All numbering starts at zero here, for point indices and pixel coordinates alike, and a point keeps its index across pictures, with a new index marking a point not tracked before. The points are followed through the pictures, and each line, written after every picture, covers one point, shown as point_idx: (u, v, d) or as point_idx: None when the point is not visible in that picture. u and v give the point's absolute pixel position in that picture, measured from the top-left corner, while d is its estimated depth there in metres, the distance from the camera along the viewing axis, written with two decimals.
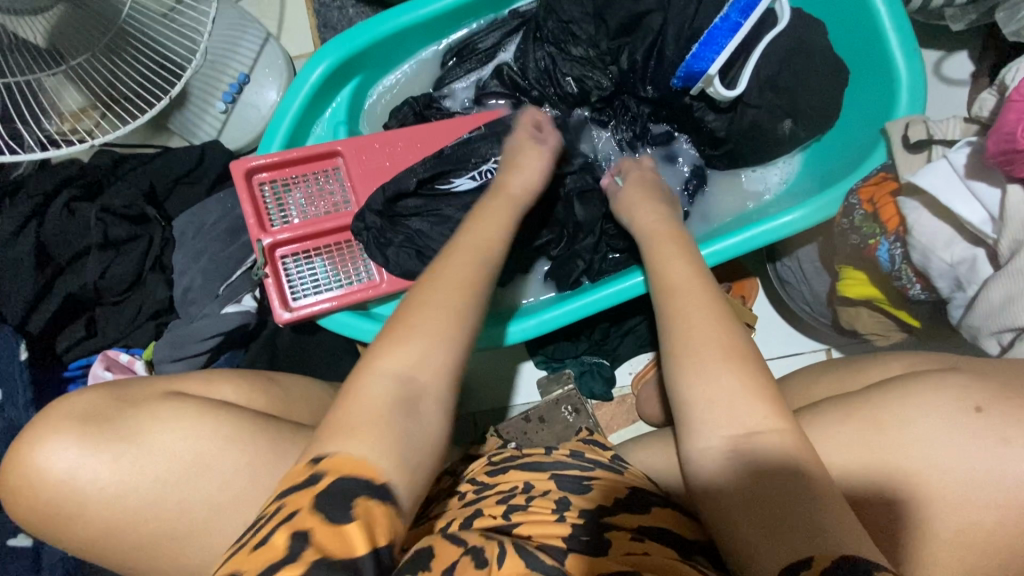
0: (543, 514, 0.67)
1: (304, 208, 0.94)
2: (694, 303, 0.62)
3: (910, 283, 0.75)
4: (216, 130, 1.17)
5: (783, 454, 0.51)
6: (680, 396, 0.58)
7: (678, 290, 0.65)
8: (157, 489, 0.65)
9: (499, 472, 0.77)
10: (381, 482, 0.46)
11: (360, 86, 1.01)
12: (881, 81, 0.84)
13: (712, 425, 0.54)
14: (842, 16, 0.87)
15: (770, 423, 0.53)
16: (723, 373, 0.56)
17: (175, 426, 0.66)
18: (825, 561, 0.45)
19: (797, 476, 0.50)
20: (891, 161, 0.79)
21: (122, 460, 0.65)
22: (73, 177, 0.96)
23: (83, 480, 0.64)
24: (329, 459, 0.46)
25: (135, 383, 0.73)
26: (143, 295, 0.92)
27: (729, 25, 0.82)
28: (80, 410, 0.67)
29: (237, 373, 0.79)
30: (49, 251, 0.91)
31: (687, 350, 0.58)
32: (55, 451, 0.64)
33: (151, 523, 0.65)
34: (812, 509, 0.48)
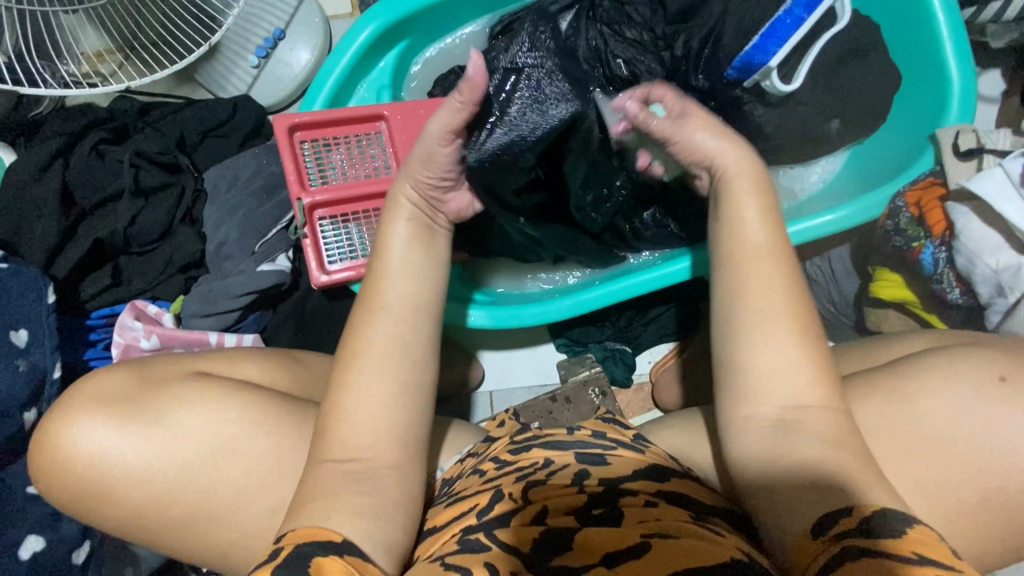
0: (564, 489, 0.66)
1: (345, 171, 0.92)
2: (764, 275, 0.59)
3: (950, 287, 0.77)
4: (246, 85, 1.12)
5: (825, 426, 0.54)
6: (742, 365, 0.58)
7: (748, 258, 0.60)
8: (188, 464, 0.63)
9: (521, 450, 0.74)
10: (337, 541, 0.51)
11: (405, 51, 0.99)
12: (934, 88, 0.85)
13: (763, 396, 0.56)
14: (898, 22, 0.88)
15: (822, 399, 0.55)
16: (784, 344, 0.56)
17: (204, 405, 0.65)
18: (866, 509, 0.48)
19: (837, 445, 0.53)
20: (939, 167, 0.80)
21: (152, 438, 0.63)
22: (103, 120, 0.93)
23: (113, 457, 0.62)
24: (287, 535, 0.51)
25: (160, 360, 0.72)
26: (171, 247, 0.89)
27: (792, 19, 0.83)
28: (108, 390, 0.66)
29: (261, 353, 0.77)
30: (74, 195, 0.88)
31: (756, 318, 0.58)
32: (86, 430, 0.63)
33: (180, 504, 0.62)
34: (848, 464, 0.52)
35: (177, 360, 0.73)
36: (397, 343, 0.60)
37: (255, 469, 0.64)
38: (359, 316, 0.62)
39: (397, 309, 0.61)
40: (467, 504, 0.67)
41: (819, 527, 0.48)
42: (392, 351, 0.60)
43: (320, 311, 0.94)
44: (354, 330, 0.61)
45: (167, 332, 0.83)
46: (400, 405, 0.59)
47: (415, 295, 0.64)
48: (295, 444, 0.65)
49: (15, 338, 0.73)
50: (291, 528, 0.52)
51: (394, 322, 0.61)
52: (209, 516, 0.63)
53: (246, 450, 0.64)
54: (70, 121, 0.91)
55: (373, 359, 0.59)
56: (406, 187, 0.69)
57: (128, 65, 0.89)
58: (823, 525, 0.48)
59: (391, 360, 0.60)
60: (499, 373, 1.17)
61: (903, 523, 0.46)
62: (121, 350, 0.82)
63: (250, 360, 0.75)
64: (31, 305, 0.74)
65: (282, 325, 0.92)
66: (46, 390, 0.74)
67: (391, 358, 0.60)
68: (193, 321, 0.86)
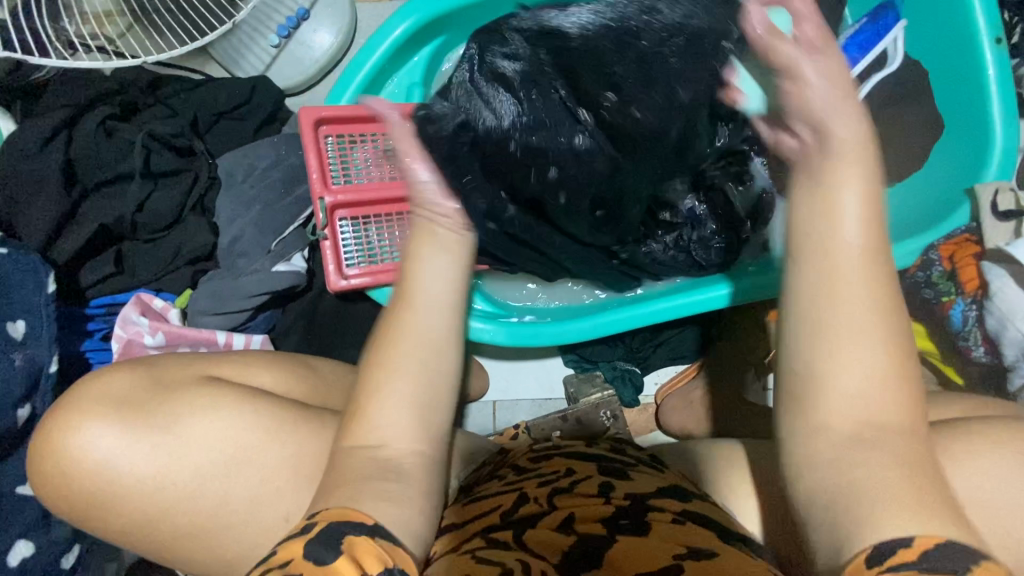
0: (587, 499, 0.65)
1: (368, 170, 0.88)
2: (853, 267, 0.43)
3: (975, 346, 0.77)
4: (264, 65, 1.06)
5: (903, 441, 0.43)
6: (815, 368, 0.44)
7: (834, 259, 0.43)
8: (199, 474, 0.59)
9: (542, 458, 0.75)
10: (368, 523, 0.49)
11: (438, 48, 0.94)
12: (974, 142, 0.83)
13: (839, 404, 0.43)
14: (944, 70, 0.86)
15: (898, 416, 0.43)
16: (862, 352, 0.43)
17: (217, 411, 0.61)
18: (923, 542, 0.39)
19: (905, 464, 0.42)
20: (975, 224, 0.78)
21: (161, 447, 0.59)
22: (111, 92, 0.86)
23: (119, 468, 0.58)
24: (320, 513, 0.50)
25: (167, 360, 0.68)
26: (179, 237, 0.84)
27: (846, 58, 0.83)
28: (116, 391, 0.61)
29: (272, 356, 0.73)
30: (76, 171, 0.81)
31: (835, 318, 0.43)
32: (91, 438, 0.58)
33: (190, 513, 0.59)
34: (916, 495, 0.41)
35: (189, 361, 0.69)
36: (422, 345, 0.56)
37: (270, 479, 0.60)
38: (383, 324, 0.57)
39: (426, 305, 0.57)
40: (489, 506, 0.66)
41: (875, 555, 0.39)
42: (410, 353, 0.56)
43: (332, 313, 0.90)
44: (378, 340, 0.57)
45: (174, 329, 0.80)
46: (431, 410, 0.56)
47: (450, 293, 0.58)
48: (308, 462, 0.60)
49: (12, 330, 0.69)
50: (324, 507, 0.50)
51: (432, 319, 0.57)
52: (215, 531, 0.59)
53: (262, 459, 0.60)
54: (75, 89, 0.85)
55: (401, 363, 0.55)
56: (426, 217, 0.61)
57: (137, 29, 0.85)
58: (878, 554, 0.39)
59: (411, 364, 0.55)
60: (504, 383, 1.15)
61: (964, 559, 0.38)
62: (123, 345, 0.78)
63: (262, 365, 0.71)
64: (29, 294, 0.70)
65: (291, 327, 0.89)
66: (42, 383, 0.70)
67: (413, 360, 0.55)
68: (200, 318, 0.83)
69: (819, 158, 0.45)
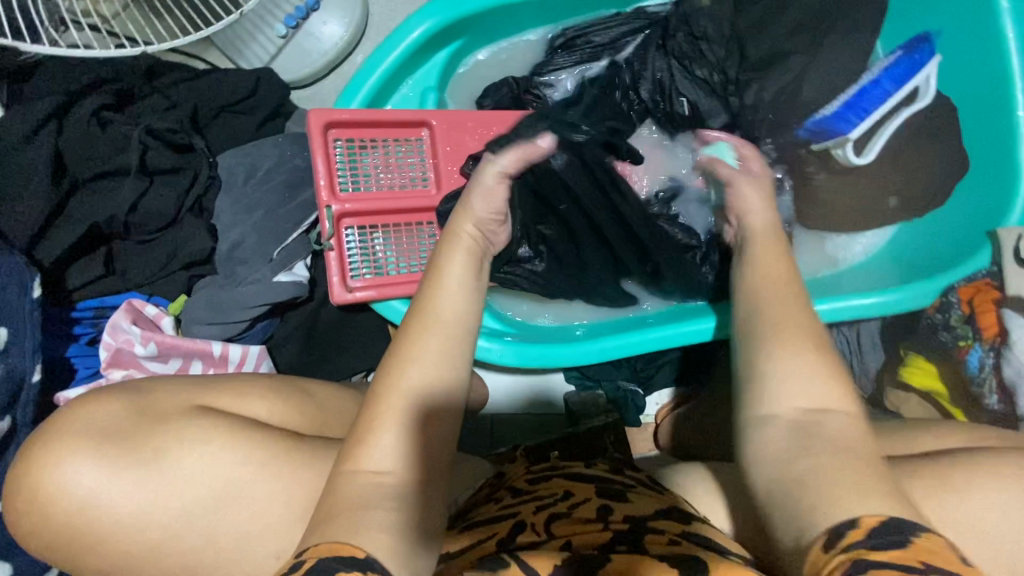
0: (586, 526, 0.58)
1: (378, 177, 0.85)
2: (781, 293, 0.54)
3: (990, 393, 0.76)
4: (269, 56, 1.00)
5: (845, 430, 0.45)
6: (755, 364, 0.49)
7: (764, 289, 0.55)
8: (188, 512, 0.54)
9: (540, 479, 0.68)
10: (360, 557, 0.41)
11: (456, 52, 0.92)
12: (1001, 183, 0.81)
13: (779, 393, 0.47)
14: (974, 109, 0.84)
15: (840, 403, 0.46)
16: (794, 347, 0.48)
17: (207, 445, 0.56)
18: (870, 519, 0.39)
19: (852, 452, 0.43)
20: (997, 268, 0.77)
21: (148, 484, 0.54)
22: (105, 79, 0.81)
23: (101, 507, 0.53)
24: (310, 550, 0.42)
25: (162, 386, 0.62)
26: (175, 239, 0.80)
27: (878, 91, 0.81)
28: (100, 420, 0.56)
29: (266, 382, 0.67)
30: (64, 164, 0.76)
31: (772, 327, 0.50)
32: (71, 471, 0.53)
33: (175, 555, 0.54)
34: (865, 478, 0.41)
35: (176, 385, 0.63)
36: (436, 362, 0.51)
37: (265, 511, 0.55)
38: (406, 331, 0.53)
39: (453, 325, 0.53)
40: (482, 535, 0.59)
41: (830, 539, 0.39)
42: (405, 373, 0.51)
43: (333, 324, 0.87)
44: (400, 339, 0.52)
45: (167, 339, 0.77)
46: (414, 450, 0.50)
47: (470, 315, 0.55)
48: (304, 493, 0.56)
49: None
50: (313, 543, 0.43)
51: (451, 341, 0.53)
52: (208, 567, 0.54)
53: (253, 493, 0.56)
54: (66, 75, 0.79)
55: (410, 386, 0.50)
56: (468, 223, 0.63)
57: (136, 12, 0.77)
58: (831, 536, 0.39)
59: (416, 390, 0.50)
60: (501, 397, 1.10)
61: (909, 532, 0.38)
62: (111, 353, 0.75)
63: (259, 392, 0.65)
64: (10, 300, 0.65)
65: (291, 337, 0.86)
66: (22, 394, 0.66)
67: (420, 383, 0.50)
68: (194, 327, 0.80)
69: (759, 231, 0.63)
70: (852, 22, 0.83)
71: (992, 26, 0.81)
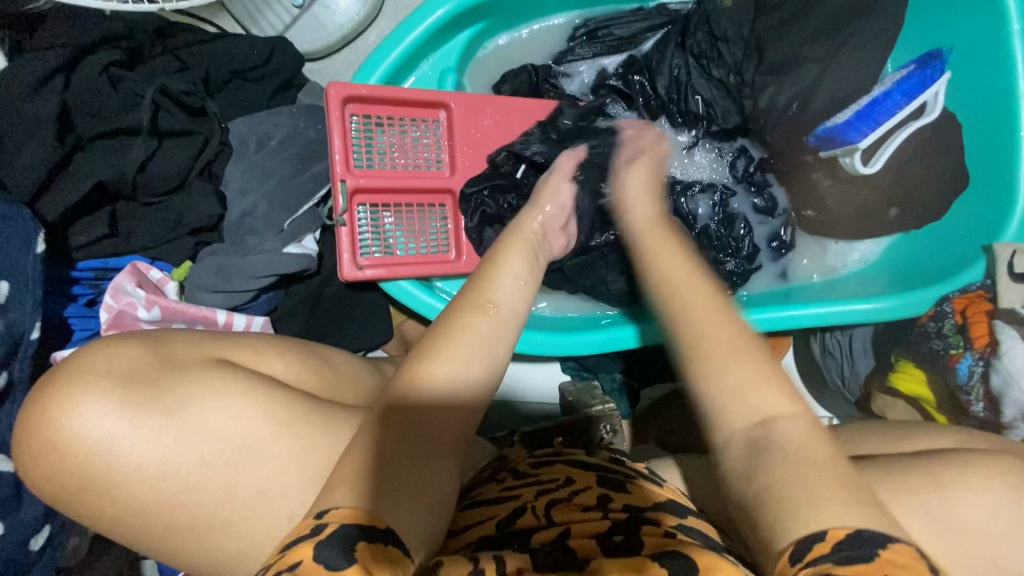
0: (586, 513, 0.58)
1: (394, 156, 0.84)
2: (696, 302, 0.52)
3: (976, 401, 0.79)
4: (282, 25, 0.98)
5: (799, 437, 0.46)
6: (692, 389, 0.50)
7: (678, 293, 0.53)
8: (206, 462, 0.53)
9: (543, 463, 0.67)
10: (381, 528, 0.44)
11: (477, 34, 0.92)
12: (1000, 202, 0.84)
13: (731, 407, 0.48)
14: (980, 127, 0.86)
15: (789, 409, 0.48)
16: (734, 367, 0.48)
17: (228, 397, 0.55)
18: (839, 531, 0.40)
19: (811, 457, 0.45)
20: (989, 281, 0.80)
21: (169, 431, 0.53)
22: (118, 36, 0.79)
23: (114, 453, 0.51)
24: (331, 513, 0.44)
25: (179, 336, 0.61)
26: (185, 204, 0.78)
27: (890, 103, 0.83)
28: (122, 367, 0.54)
29: (277, 343, 0.67)
30: (71, 118, 0.74)
31: (705, 345, 0.50)
32: (86, 416, 0.51)
33: (193, 506, 0.53)
34: (830, 481, 0.43)
35: (199, 334, 0.62)
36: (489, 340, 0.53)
37: (272, 479, 0.55)
38: (462, 311, 0.55)
39: (509, 307, 0.56)
40: (485, 514, 0.60)
41: (798, 552, 0.40)
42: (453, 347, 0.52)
43: (338, 299, 0.87)
44: (449, 320, 0.55)
45: (171, 305, 0.76)
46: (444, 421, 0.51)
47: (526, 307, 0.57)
48: (314, 458, 0.56)
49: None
50: (334, 505, 0.45)
51: (502, 331, 0.55)
52: (212, 532, 0.54)
53: (270, 452, 0.55)
54: (77, 29, 0.77)
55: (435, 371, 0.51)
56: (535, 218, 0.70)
57: None
58: (801, 549, 0.40)
59: (468, 352, 0.52)
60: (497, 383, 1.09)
61: (877, 545, 0.40)
62: (114, 316, 0.73)
63: (275, 352, 0.65)
64: (15, 254, 0.63)
65: (294, 310, 0.85)
66: (21, 349, 0.64)
67: (471, 344, 0.53)
68: (199, 294, 0.79)
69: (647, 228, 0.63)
70: (869, 34, 0.85)
71: (1003, 47, 0.83)
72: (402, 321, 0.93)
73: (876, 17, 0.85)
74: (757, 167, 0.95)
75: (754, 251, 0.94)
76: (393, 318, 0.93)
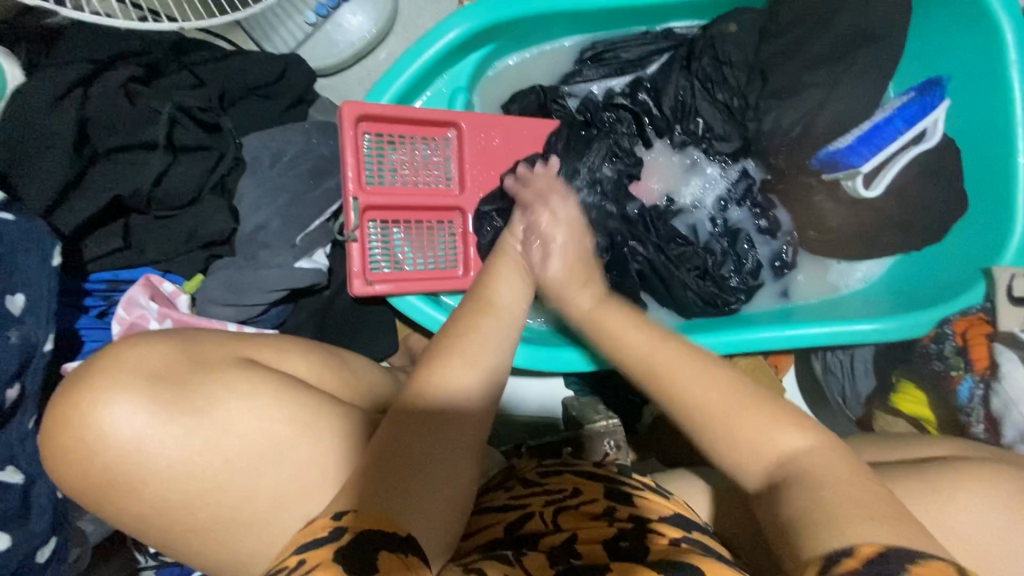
0: (592, 520, 0.59)
1: (403, 173, 0.86)
2: (680, 346, 0.60)
3: (977, 422, 0.78)
4: (295, 43, 0.99)
5: (820, 466, 0.48)
6: (717, 437, 0.53)
7: (655, 334, 0.62)
8: (232, 465, 0.50)
9: (553, 473, 0.67)
10: (399, 534, 0.44)
11: (488, 55, 0.94)
12: (997, 227, 0.86)
13: (743, 459, 0.51)
14: (980, 153, 0.88)
15: (798, 442, 0.51)
16: (737, 407, 0.53)
17: (253, 401, 0.52)
18: (867, 548, 0.40)
19: (834, 481, 0.46)
20: (989, 304, 0.82)
21: (195, 434, 0.49)
22: (135, 52, 0.80)
23: (136, 463, 0.48)
24: (351, 516, 0.45)
25: (208, 335, 0.58)
26: (197, 218, 0.79)
27: (891, 129, 0.86)
28: (147, 367, 0.51)
29: (304, 345, 0.65)
30: (87, 133, 0.75)
31: (700, 392, 0.55)
32: (108, 418, 0.47)
33: (215, 512, 0.50)
34: (860, 504, 0.44)
35: (220, 337, 0.59)
36: (499, 339, 0.59)
37: (287, 491, 0.51)
38: (468, 315, 0.61)
39: (512, 312, 0.63)
40: (491, 521, 0.61)
41: (824, 564, 0.40)
42: (464, 339, 0.58)
43: (347, 312, 0.88)
44: (464, 327, 0.59)
45: (183, 317, 0.77)
46: (460, 430, 0.52)
47: (523, 312, 0.64)
48: (335, 463, 0.53)
49: (10, 305, 0.62)
50: (351, 508, 0.45)
51: (512, 326, 0.61)
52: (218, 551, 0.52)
53: (289, 461, 0.52)
54: (95, 45, 0.78)
55: (474, 351, 0.57)
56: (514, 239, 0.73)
57: None
58: (828, 562, 0.40)
59: (488, 349, 0.58)
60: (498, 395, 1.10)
61: (908, 560, 0.38)
62: (126, 328, 0.73)
63: (298, 351, 0.63)
64: (32, 267, 0.64)
65: (304, 322, 0.86)
66: (34, 362, 0.64)
67: (490, 347, 0.58)
68: (210, 307, 0.81)
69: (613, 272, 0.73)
70: (871, 60, 0.86)
71: (1001, 74, 0.85)
72: (407, 336, 0.94)
73: (878, 42, 0.86)
74: (759, 188, 0.98)
75: (757, 268, 0.96)
76: (399, 332, 0.94)
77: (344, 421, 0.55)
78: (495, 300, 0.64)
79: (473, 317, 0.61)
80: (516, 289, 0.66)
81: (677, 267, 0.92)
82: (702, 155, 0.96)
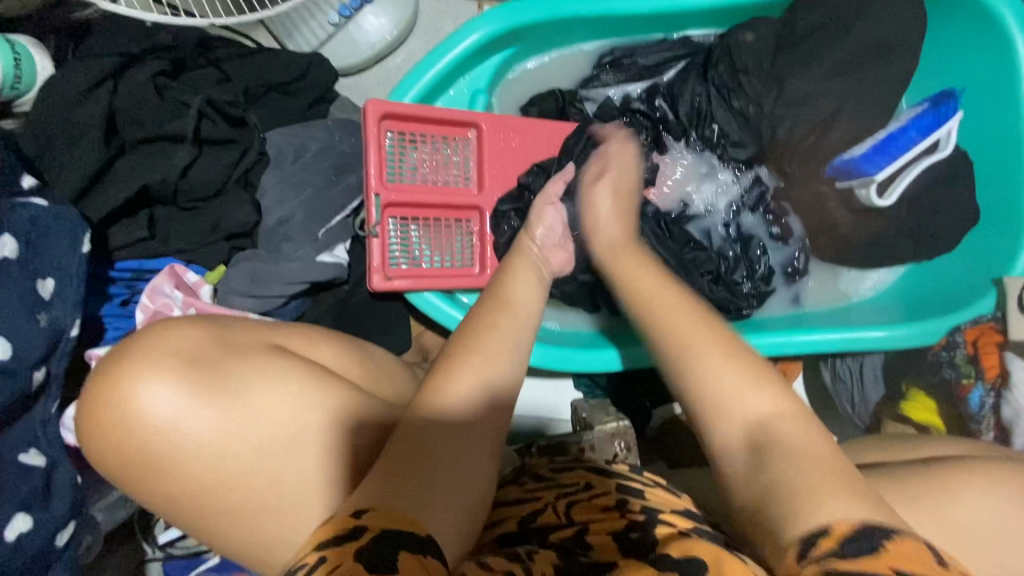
0: (606, 513, 0.59)
1: (424, 172, 0.87)
2: (678, 315, 0.59)
3: (987, 430, 0.79)
4: (317, 42, 1.01)
5: (799, 436, 0.47)
6: (703, 394, 0.52)
7: (662, 304, 0.62)
8: (257, 449, 0.51)
9: (565, 468, 0.68)
10: (422, 534, 0.44)
11: (509, 58, 0.95)
12: (1009, 238, 0.87)
13: (722, 417, 0.51)
14: (992, 165, 0.90)
15: (774, 406, 0.50)
16: (723, 363, 0.52)
17: (280, 387, 0.53)
18: (842, 525, 0.40)
19: (809, 454, 0.46)
20: (1000, 313, 0.82)
21: (223, 418, 0.50)
22: (165, 46, 0.81)
23: (165, 443, 0.48)
24: (372, 514, 0.43)
25: (236, 322, 0.59)
26: (221, 210, 0.80)
27: (906, 139, 0.87)
28: (178, 349, 0.52)
29: (329, 336, 0.66)
30: (117, 123, 0.77)
31: (685, 348, 0.55)
32: (141, 397, 0.48)
33: (239, 494, 0.51)
34: (832, 480, 0.44)
35: (247, 324, 0.60)
36: (518, 334, 0.60)
37: (311, 477, 0.52)
38: (490, 311, 0.62)
39: (528, 307, 0.65)
40: (506, 514, 0.61)
41: (803, 547, 0.41)
42: (485, 334, 0.59)
43: (364, 306, 0.89)
44: (482, 321, 0.61)
45: (206, 307, 0.78)
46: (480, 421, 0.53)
47: (539, 310, 0.66)
48: (360, 450, 0.54)
49: (40, 288, 0.63)
50: (372, 505, 0.44)
51: (530, 323, 0.63)
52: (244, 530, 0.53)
53: (314, 448, 0.53)
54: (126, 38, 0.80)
55: (494, 346, 0.58)
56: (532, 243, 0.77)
57: None
58: (805, 545, 0.41)
59: (507, 344, 0.59)
60: None
61: (882, 537, 0.39)
62: (150, 315, 0.75)
63: (323, 341, 0.64)
64: (62, 253, 0.65)
65: (322, 316, 0.87)
66: (60, 346, 0.65)
67: (510, 341, 0.59)
68: (231, 298, 0.82)
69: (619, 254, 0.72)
70: (885, 71, 0.88)
71: (1013, 88, 0.87)
72: (422, 333, 0.95)
73: (895, 53, 0.88)
74: (772, 195, 1.00)
75: (769, 274, 0.97)
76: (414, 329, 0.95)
77: (368, 409, 0.56)
78: (512, 297, 0.65)
79: (494, 314, 0.62)
80: (531, 287, 0.68)
81: (692, 270, 0.93)
82: (717, 161, 0.98)
